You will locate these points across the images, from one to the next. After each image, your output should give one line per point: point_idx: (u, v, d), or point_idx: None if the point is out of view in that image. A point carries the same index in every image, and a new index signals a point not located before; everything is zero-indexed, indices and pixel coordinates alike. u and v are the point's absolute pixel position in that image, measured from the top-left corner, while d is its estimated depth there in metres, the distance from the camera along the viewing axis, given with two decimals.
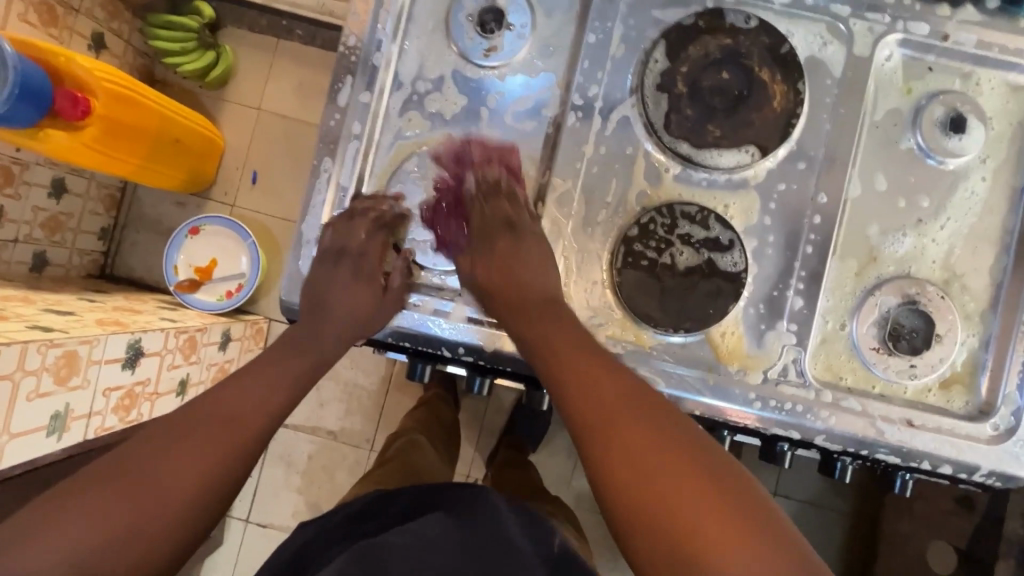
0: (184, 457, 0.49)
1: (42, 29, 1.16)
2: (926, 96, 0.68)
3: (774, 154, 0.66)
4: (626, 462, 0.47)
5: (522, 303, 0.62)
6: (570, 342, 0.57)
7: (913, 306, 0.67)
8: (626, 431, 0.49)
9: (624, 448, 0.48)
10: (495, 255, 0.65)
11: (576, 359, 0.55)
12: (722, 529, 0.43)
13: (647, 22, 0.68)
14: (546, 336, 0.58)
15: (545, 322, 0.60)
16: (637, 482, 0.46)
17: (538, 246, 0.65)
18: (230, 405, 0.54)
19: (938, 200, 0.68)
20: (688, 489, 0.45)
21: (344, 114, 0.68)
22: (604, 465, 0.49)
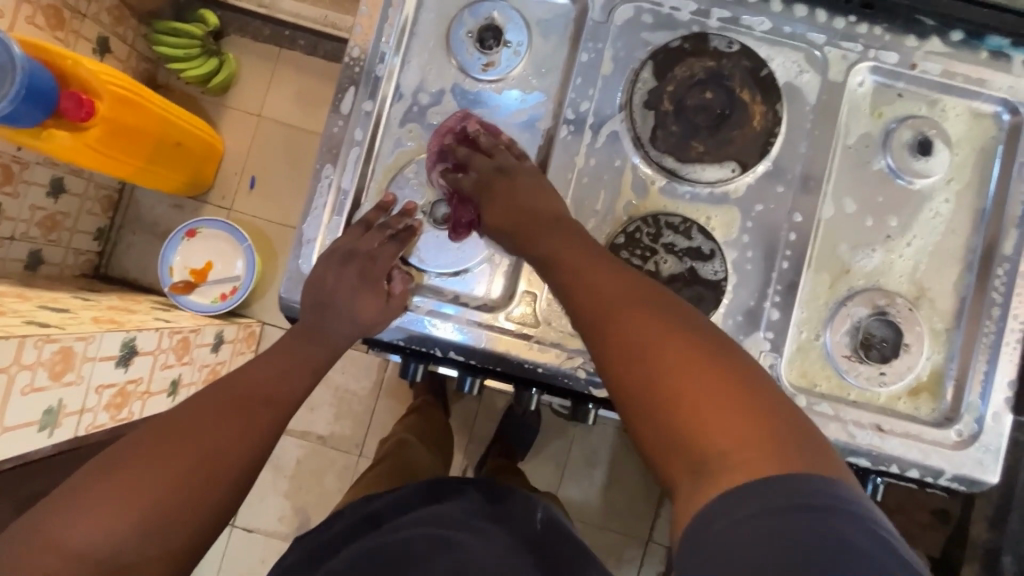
0: (206, 439, 0.52)
1: (49, 33, 1.18)
2: (896, 120, 0.73)
3: (754, 170, 0.70)
4: (617, 346, 0.49)
5: (524, 222, 0.64)
6: (574, 251, 0.59)
7: (883, 317, 0.71)
8: (623, 322, 0.50)
9: (625, 338, 0.49)
10: (493, 197, 0.68)
11: (582, 266, 0.56)
12: (711, 420, 0.42)
13: (636, 44, 0.72)
14: (560, 258, 0.59)
15: (548, 236, 0.62)
16: (631, 363, 0.48)
17: (534, 182, 0.68)
18: (245, 390, 0.58)
19: (907, 218, 0.72)
20: (697, 373, 0.45)
21: (347, 121, 0.71)
22: (603, 336, 0.51)
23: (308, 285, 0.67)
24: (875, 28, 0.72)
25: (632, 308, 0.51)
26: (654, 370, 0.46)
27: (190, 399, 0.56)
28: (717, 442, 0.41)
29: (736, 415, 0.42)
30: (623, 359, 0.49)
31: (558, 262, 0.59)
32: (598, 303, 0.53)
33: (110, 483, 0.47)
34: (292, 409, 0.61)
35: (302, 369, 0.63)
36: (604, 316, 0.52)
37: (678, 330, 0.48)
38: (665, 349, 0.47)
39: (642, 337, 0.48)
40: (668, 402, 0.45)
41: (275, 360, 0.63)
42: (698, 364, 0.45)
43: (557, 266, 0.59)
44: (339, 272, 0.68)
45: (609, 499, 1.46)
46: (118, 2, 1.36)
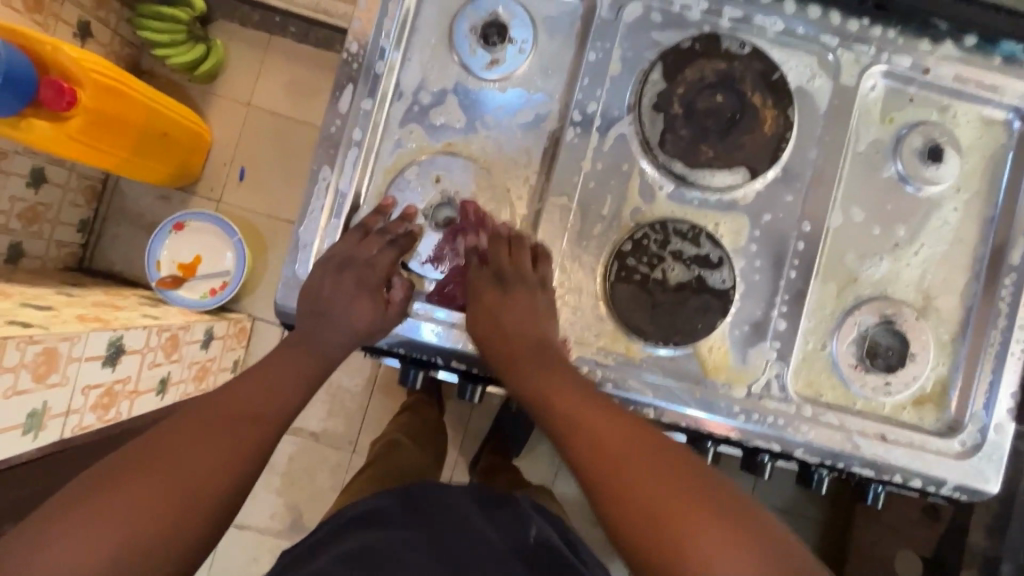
0: (192, 457, 0.50)
1: (27, 16, 1.13)
2: (906, 126, 0.71)
3: (764, 176, 0.69)
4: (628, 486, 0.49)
5: (509, 359, 0.63)
6: (561, 390, 0.59)
7: (889, 326, 0.70)
8: (611, 453, 0.52)
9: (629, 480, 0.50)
10: (482, 309, 0.66)
11: (574, 405, 0.57)
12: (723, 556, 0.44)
13: (645, 44, 0.70)
14: (541, 383, 0.60)
15: (533, 372, 0.61)
16: (640, 504, 0.48)
17: (530, 298, 0.65)
18: (233, 406, 0.55)
19: (915, 225, 0.71)
20: (695, 505, 0.47)
21: (345, 120, 0.68)
22: (607, 483, 0.50)
23: (304, 292, 0.65)
24: (889, 31, 0.70)
25: (613, 436, 0.53)
26: (644, 500, 0.48)
27: (176, 416, 0.53)
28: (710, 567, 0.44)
29: (722, 536, 0.45)
30: (612, 491, 0.50)
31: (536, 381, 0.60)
32: (581, 440, 0.54)
33: (87, 508, 0.45)
34: (284, 424, 0.58)
35: (295, 381, 0.60)
36: (591, 448, 0.53)
37: (670, 467, 0.50)
38: (654, 478, 0.49)
39: (637, 467, 0.50)
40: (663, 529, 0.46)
41: (267, 370, 0.60)
42: (696, 500, 0.48)
43: (545, 394, 0.59)
44: (334, 287, 0.65)
45: None
46: None
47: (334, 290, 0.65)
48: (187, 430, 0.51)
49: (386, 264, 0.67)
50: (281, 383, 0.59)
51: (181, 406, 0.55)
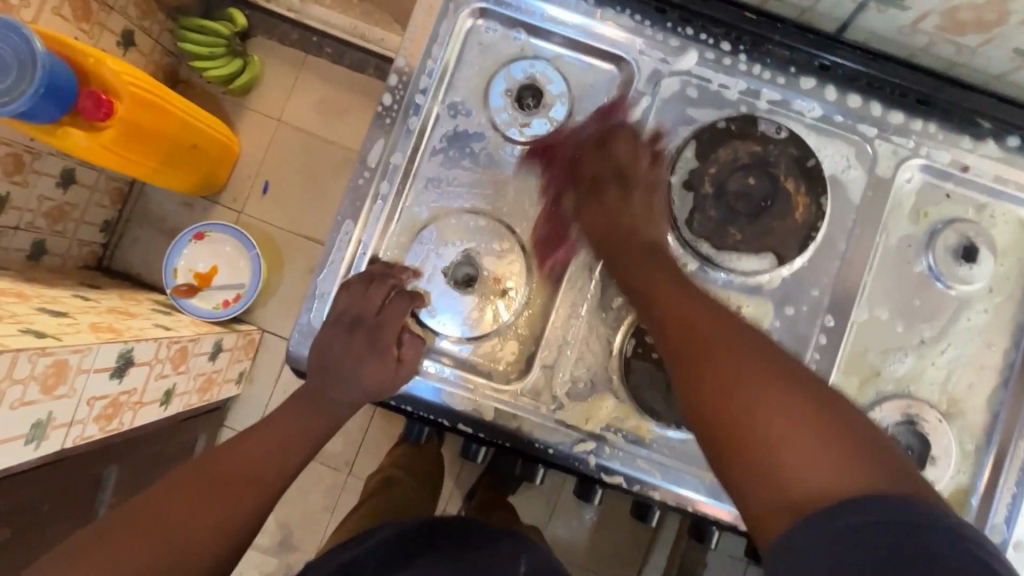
0: (193, 515, 0.54)
1: (74, 24, 1.16)
2: (941, 221, 0.70)
3: (792, 264, 0.67)
4: (711, 365, 0.51)
5: (609, 230, 0.65)
6: (668, 288, 0.59)
7: (911, 426, 0.68)
8: (701, 336, 0.54)
9: (713, 356, 0.52)
10: (598, 206, 0.67)
11: (670, 298, 0.58)
12: (811, 450, 0.43)
13: (681, 120, 0.69)
14: (651, 285, 0.60)
15: (638, 266, 0.62)
16: (719, 396, 0.49)
17: (647, 197, 0.67)
18: (233, 467, 0.59)
19: (942, 324, 0.69)
20: (783, 398, 0.47)
21: (374, 173, 0.69)
22: (691, 363, 0.53)
23: (314, 352, 0.65)
24: (929, 125, 0.69)
25: (735, 368, 0.50)
26: (772, 432, 0.45)
27: (185, 471, 0.58)
28: (825, 487, 0.41)
29: (803, 419, 0.45)
30: (723, 428, 0.48)
31: (664, 323, 0.56)
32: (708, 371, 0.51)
33: (93, 561, 0.49)
34: (282, 483, 0.61)
35: (296, 440, 0.63)
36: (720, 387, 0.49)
37: (767, 364, 0.50)
38: (794, 425, 0.45)
39: (760, 395, 0.47)
40: (782, 459, 0.44)
41: (273, 428, 0.63)
42: (798, 395, 0.47)
43: (653, 307, 0.59)
44: (339, 347, 0.64)
45: (596, 541, 1.43)
46: None
47: (340, 349, 0.64)
48: (192, 488, 0.56)
49: (393, 330, 0.64)
50: (281, 443, 0.62)
51: (190, 462, 0.60)
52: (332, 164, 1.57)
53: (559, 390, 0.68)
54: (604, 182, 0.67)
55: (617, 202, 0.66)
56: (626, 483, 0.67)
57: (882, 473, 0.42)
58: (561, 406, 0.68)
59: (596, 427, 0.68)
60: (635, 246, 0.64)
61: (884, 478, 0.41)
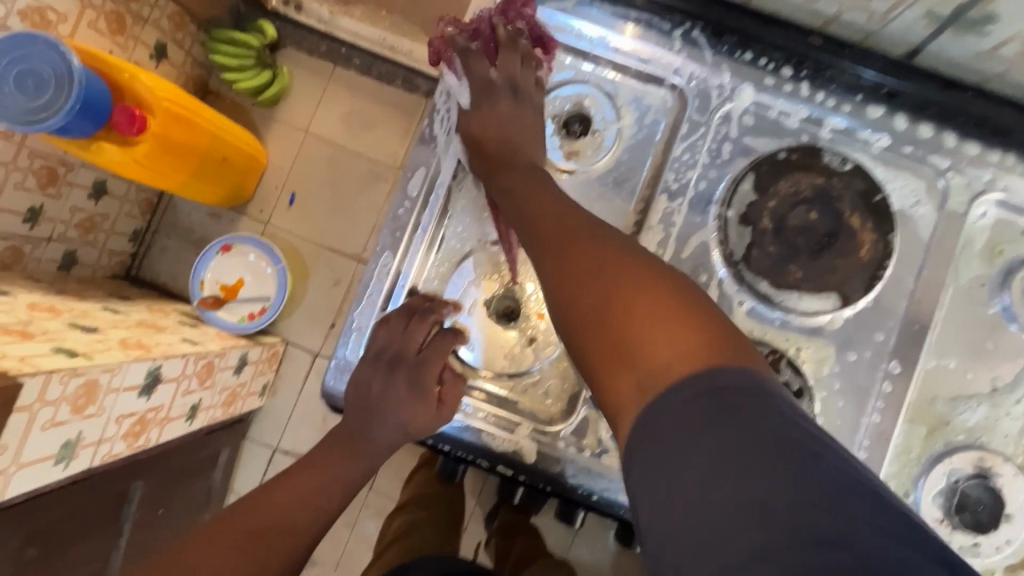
0: (226, 567, 0.53)
1: (109, 38, 1.16)
2: (1018, 260, 0.65)
3: (856, 305, 0.63)
4: (597, 312, 0.47)
5: (529, 222, 0.56)
6: (562, 223, 0.54)
7: (984, 481, 0.63)
8: (594, 281, 0.48)
9: (593, 299, 0.47)
10: (512, 172, 0.61)
11: (562, 232, 0.53)
12: (669, 359, 0.41)
13: (737, 149, 0.66)
14: (552, 228, 0.54)
15: (541, 213, 0.56)
16: (609, 335, 0.45)
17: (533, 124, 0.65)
18: (267, 515, 0.58)
19: (1018, 372, 0.65)
20: (647, 315, 0.44)
21: (414, 204, 0.66)
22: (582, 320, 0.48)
23: (352, 387, 0.63)
24: (1007, 157, 0.65)
25: (616, 266, 0.48)
26: (632, 331, 0.44)
27: (220, 518, 0.57)
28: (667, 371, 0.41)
29: (676, 335, 0.43)
30: (593, 314, 0.47)
31: (575, 286, 0.49)
32: (588, 287, 0.48)
33: None
34: (320, 532, 0.60)
35: (334, 487, 0.62)
36: (614, 330, 0.45)
37: (653, 287, 0.46)
38: (662, 336, 0.43)
39: (642, 314, 0.44)
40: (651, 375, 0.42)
41: (308, 472, 0.62)
42: (659, 304, 0.45)
43: (573, 263, 0.50)
44: (376, 391, 0.63)
45: (620, 566, 1.38)
46: (180, 9, 1.33)
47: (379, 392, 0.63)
48: (226, 538, 0.55)
49: (435, 367, 0.64)
50: (317, 489, 0.61)
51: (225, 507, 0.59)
52: (358, 176, 1.55)
53: (604, 433, 0.64)
54: (498, 88, 0.64)
55: (514, 111, 0.64)
56: None
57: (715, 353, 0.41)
58: (607, 450, 0.64)
59: None
60: (526, 188, 0.59)
61: (724, 360, 0.41)
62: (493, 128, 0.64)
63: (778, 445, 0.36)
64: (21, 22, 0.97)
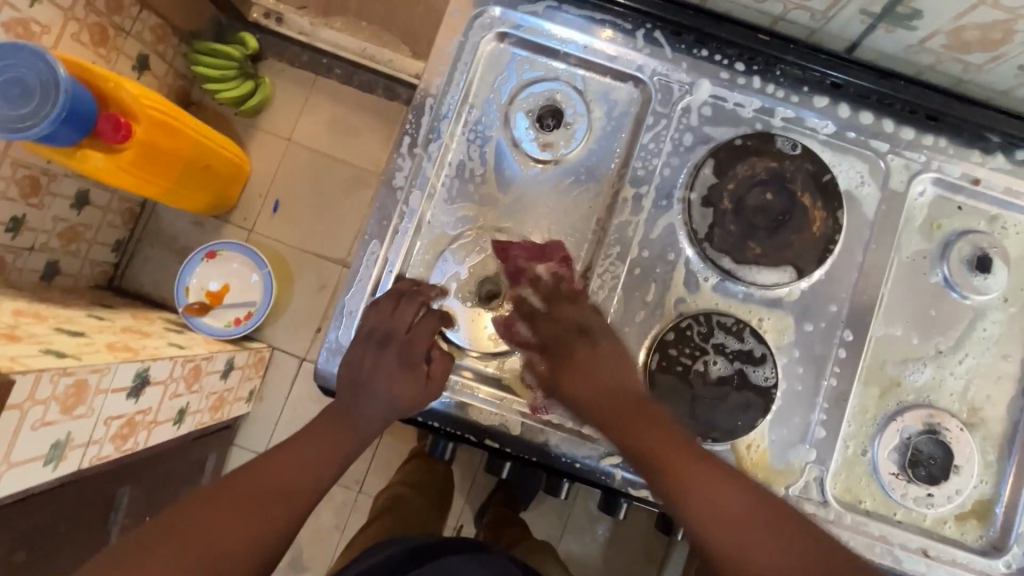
0: (226, 528, 0.56)
1: (92, 49, 1.18)
2: (954, 233, 0.71)
3: (811, 277, 0.69)
4: (723, 536, 0.57)
5: (621, 412, 0.63)
6: (665, 442, 0.61)
7: (933, 435, 0.69)
8: (713, 501, 0.59)
9: (719, 531, 0.58)
10: (574, 366, 0.65)
11: (657, 446, 0.61)
12: None
13: (697, 138, 0.71)
14: (655, 450, 0.61)
15: (642, 428, 0.62)
16: (741, 564, 0.56)
17: (606, 347, 0.66)
18: (266, 481, 0.61)
19: (959, 335, 0.71)
20: (761, 540, 0.56)
21: (399, 196, 0.70)
22: (699, 530, 0.58)
23: (344, 366, 0.66)
24: (939, 140, 0.72)
25: (717, 488, 0.59)
26: (752, 564, 0.56)
27: (220, 484, 0.60)
28: None
29: (791, 563, 0.55)
30: (720, 544, 0.57)
31: (693, 517, 0.59)
32: (713, 520, 0.58)
33: (130, 567, 0.51)
34: (314, 499, 0.62)
35: (329, 458, 0.65)
36: (742, 557, 0.56)
37: (755, 506, 0.58)
38: (781, 566, 0.55)
39: (750, 545, 0.56)
40: None
41: (305, 443, 0.65)
42: (766, 527, 0.57)
43: (658, 465, 0.61)
44: (366, 369, 0.66)
45: (609, 557, 1.41)
46: (162, 21, 1.36)
47: (368, 370, 0.65)
48: (225, 501, 0.58)
49: (422, 346, 0.66)
50: (314, 458, 0.64)
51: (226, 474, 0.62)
52: (342, 182, 1.58)
53: None
54: (567, 336, 0.66)
55: (589, 355, 0.65)
56: (653, 496, 0.68)
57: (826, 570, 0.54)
58: (588, 420, 0.68)
59: None
60: (610, 387, 0.64)
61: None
62: (586, 385, 0.65)
63: None
64: (6, 33, 0.99)
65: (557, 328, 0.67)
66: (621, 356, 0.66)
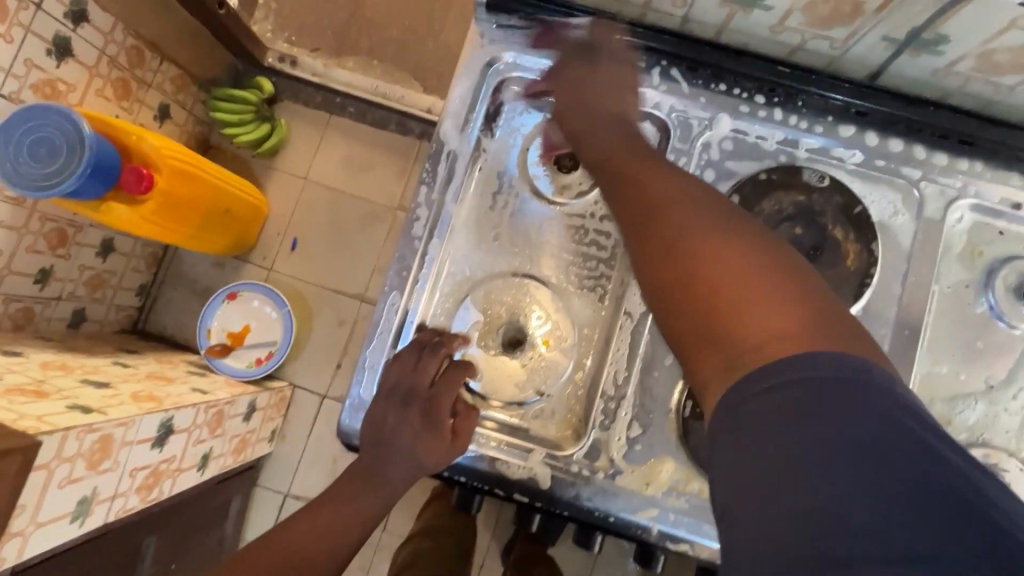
0: None
1: (116, 103, 1.22)
2: (997, 260, 0.68)
3: (847, 313, 0.66)
4: (668, 237, 0.47)
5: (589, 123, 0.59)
6: (636, 161, 0.54)
7: (990, 477, 0.64)
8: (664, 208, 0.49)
9: (667, 227, 0.47)
10: (568, 79, 0.63)
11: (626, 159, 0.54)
12: (745, 319, 0.41)
13: (719, 174, 0.70)
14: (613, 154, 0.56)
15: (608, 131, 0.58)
16: (683, 271, 0.45)
17: (611, 75, 0.63)
18: (286, 552, 0.61)
19: (1011, 369, 0.67)
20: (739, 268, 0.43)
21: (418, 245, 0.69)
22: (641, 228, 0.49)
23: (368, 423, 0.65)
24: (975, 164, 0.69)
25: (682, 209, 0.48)
26: (716, 267, 0.44)
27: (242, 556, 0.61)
28: (759, 341, 0.40)
29: (771, 317, 0.41)
30: (667, 265, 0.46)
31: (634, 199, 0.51)
32: (673, 227, 0.47)
33: None
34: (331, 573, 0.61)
35: (349, 522, 0.64)
36: (690, 278, 0.44)
37: (737, 234, 0.46)
38: (743, 282, 0.43)
39: (709, 237, 0.45)
40: (731, 334, 0.41)
41: (327, 508, 0.64)
42: (748, 257, 0.44)
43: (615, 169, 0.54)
44: (387, 427, 0.64)
45: None
46: (182, 72, 1.40)
47: (389, 429, 0.64)
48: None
49: (445, 399, 0.64)
50: (335, 525, 0.63)
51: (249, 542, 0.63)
52: (358, 218, 1.59)
53: (615, 454, 0.66)
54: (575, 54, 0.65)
55: (582, 73, 0.63)
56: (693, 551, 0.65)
57: (797, 323, 0.41)
58: (620, 471, 0.65)
59: (656, 491, 0.65)
60: (600, 128, 0.59)
61: (829, 336, 0.40)
62: (568, 89, 0.63)
63: (848, 405, 0.36)
64: (34, 94, 1.02)
65: (562, 85, 0.63)
66: (618, 83, 0.63)
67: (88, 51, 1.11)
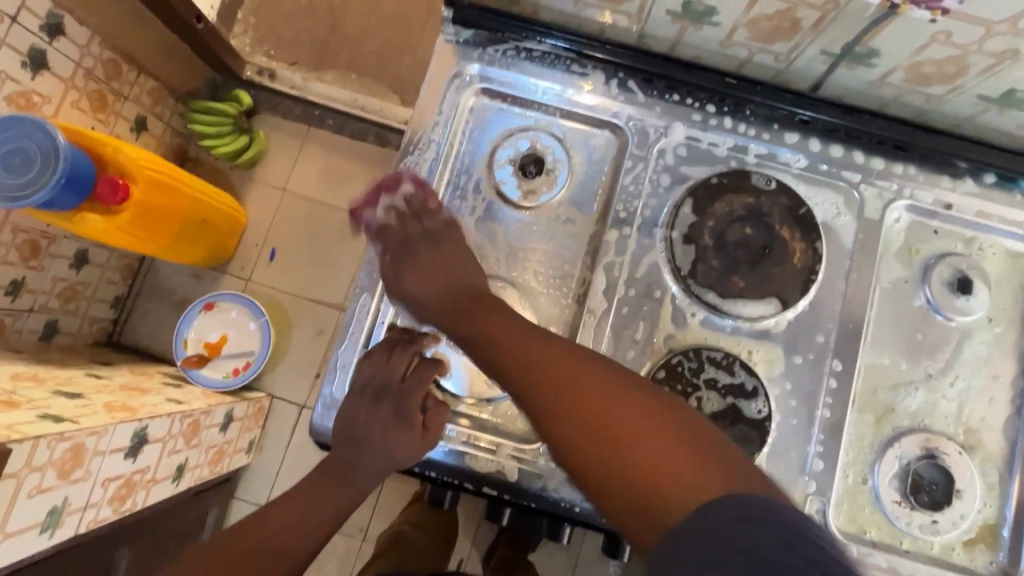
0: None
1: (91, 115, 1.23)
2: (933, 256, 0.73)
3: (796, 307, 0.70)
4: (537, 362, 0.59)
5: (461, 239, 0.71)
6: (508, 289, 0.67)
7: (932, 459, 0.68)
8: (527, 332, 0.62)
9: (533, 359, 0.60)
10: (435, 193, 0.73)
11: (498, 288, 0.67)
12: (609, 430, 0.53)
13: (675, 179, 0.74)
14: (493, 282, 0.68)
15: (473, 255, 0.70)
16: (551, 396, 0.57)
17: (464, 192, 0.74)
18: (263, 539, 0.65)
19: (948, 358, 0.71)
20: (589, 382, 0.56)
21: (387, 248, 0.72)
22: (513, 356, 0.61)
23: (341, 420, 0.67)
24: (909, 168, 0.74)
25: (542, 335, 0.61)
26: (579, 387, 0.56)
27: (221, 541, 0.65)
28: (627, 446, 0.52)
29: (630, 423, 0.53)
30: (545, 394, 0.57)
31: (512, 326, 0.63)
32: (541, 354, 0.59)
33: None
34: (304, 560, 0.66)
35: (323, 514, 0.69)
36: (563, 401, 0.56)
37: (579, 354, 0.59)
38: (596, 394, 0.55)
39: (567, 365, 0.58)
40: (611, 445, 0.52)
41: (303, 501, 0.70)
42: (589, 371, 0.57)
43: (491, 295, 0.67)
44: (358, 424, 0.68)
45: None
46: (158, 84, 1.41)
47: (360, 425, 0.68)
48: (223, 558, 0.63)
49: (418, 394, 0.68)
50: (310, 517, 0.69)
51: (228, 530, 0.67)
52: (337, 228, 1.61)
53: None
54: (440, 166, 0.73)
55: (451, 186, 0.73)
56: None
57: (643, 425, 0.53)
58: None
59: None
60: (474, 254, 0.70)
61: (654, 425, 0.53)
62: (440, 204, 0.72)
63: (685, 474, 0.48)
64: (7, 106, 1.03)
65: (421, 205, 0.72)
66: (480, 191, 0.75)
67: (63, 63, 1.12)
